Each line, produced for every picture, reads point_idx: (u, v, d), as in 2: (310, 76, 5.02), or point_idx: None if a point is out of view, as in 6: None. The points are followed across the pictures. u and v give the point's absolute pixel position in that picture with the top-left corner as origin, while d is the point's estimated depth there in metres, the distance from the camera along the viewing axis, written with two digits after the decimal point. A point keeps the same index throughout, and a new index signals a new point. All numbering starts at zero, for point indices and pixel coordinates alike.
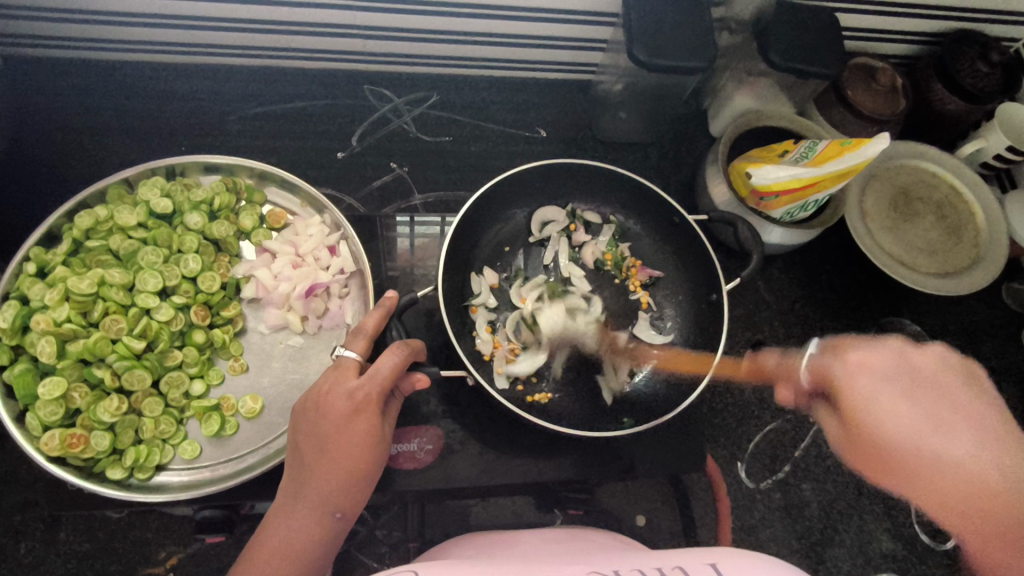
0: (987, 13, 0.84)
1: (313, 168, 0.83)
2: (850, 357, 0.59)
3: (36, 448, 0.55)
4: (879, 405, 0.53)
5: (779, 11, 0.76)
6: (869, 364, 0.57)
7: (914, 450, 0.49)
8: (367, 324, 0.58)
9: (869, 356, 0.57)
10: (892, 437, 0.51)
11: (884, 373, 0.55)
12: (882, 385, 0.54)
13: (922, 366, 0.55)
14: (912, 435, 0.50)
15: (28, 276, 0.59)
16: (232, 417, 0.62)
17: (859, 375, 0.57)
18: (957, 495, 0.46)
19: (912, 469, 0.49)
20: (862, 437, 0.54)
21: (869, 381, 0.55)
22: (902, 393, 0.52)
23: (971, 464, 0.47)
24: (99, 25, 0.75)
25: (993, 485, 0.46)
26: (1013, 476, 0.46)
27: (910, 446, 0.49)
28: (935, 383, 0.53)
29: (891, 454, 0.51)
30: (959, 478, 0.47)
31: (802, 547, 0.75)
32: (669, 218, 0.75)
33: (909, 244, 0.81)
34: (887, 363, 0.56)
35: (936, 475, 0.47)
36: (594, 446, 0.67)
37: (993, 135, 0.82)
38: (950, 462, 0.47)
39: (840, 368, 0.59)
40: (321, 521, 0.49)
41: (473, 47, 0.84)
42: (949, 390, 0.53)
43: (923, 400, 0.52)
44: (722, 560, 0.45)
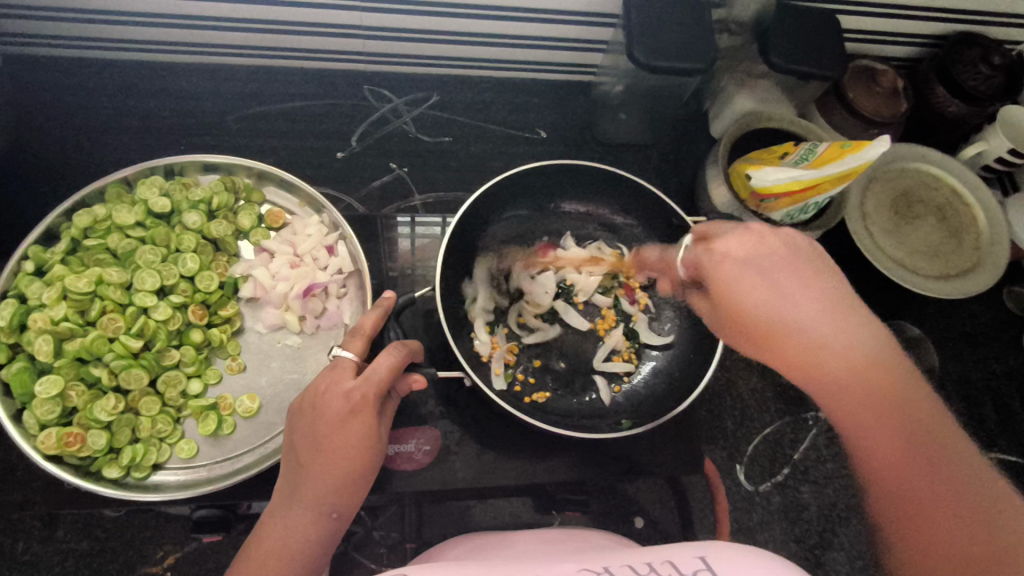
0: (990, 15, 0.83)
1: (313, 169, 0.83)
2: (715, 245, 0.50)
3: (33, 447, 0.55)
4: (746, 295, 0.47)
5: (781, 13, 0.76)
6: (727, 251, 0.49)
7: (788, 334, 0.45)
8: (365, 325, 0.57)
9: (725, 244, 0.49)
10: (770, 325, 0.46)
11: (750, 249, 0.48)
12: (742, 273, 0.48)
13: (775, 245, 0.49)
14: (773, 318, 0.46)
15: (26, 275, 0.59)
16: (229, 416, 0.62)
17: (728, 264, 0.48)
18: (819, 375, 0.44)
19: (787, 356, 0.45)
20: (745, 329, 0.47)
21: (730, 265, 0.48)
22: (763, 277, 0.47)
23: (828, 345, 0.44)
24: (97, 24, 0.75)
25: (855, 366, 0.43)
26: (859, 350, 0.44)
27: (786, 329, 0.45)
28: (791, 262, 0.48)
29: (768, 338, 0.46)
30: (823, 359, 0.44)
31: (800, 550, 0.75)
32: (667, 219, 0.74)
33: (910, 246, 0.81)
34: (750, 249, 0.48)
35: (807, 359, 0.44)
36: (593, 447, 0.67)
37: (994, 137, 0.82)
38: (811, 341, 0.44)
39: (709, 263, 0.50)
40: (316, 521, 0.49)
41: (473, 48, 0.84)
42: (801, 269, 0.47)
43: (789, 275, 0.47)
44: (711, 552, 0.44)
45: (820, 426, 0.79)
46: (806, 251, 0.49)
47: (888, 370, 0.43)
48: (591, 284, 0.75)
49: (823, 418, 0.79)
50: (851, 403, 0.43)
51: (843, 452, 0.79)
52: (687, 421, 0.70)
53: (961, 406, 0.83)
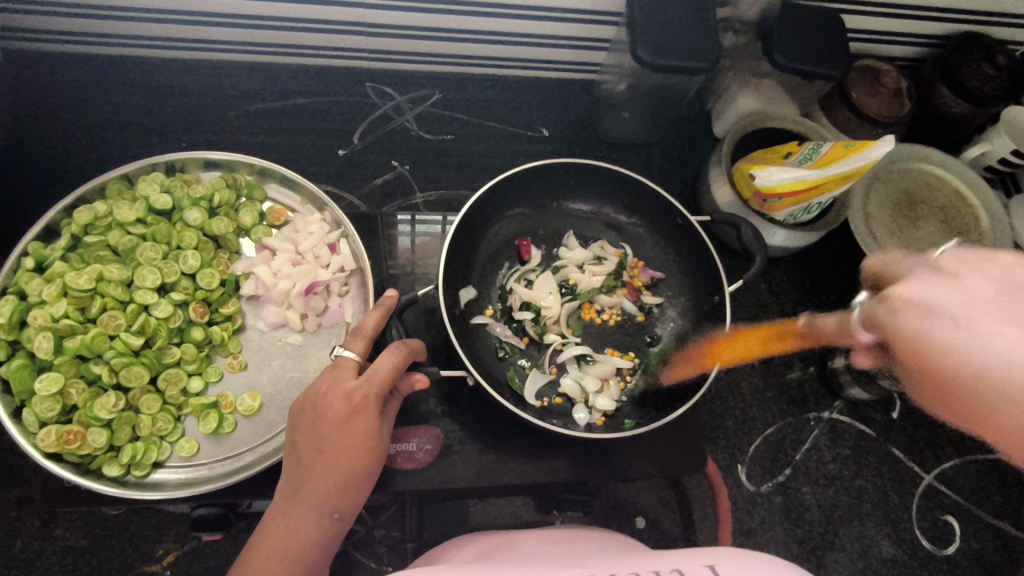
0: (994, 15, 0.83)
1: (314, 165, 0.82)
2: (898, 293, 0.45)
3: (33, 444, 0.54)
4: (926, 336, 0.41)
5: (784, 13, 0.75)
6: (914, 299, 0.43)
7: (974, 378, 0.39)
8: (366, 325, 0.57)
9: (913, 289, 0.44)
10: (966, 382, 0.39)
11: (951, 291, 0.41)
12: (932, 319, 0.41)
13: (975, 277, 0.40)
14: (988, 365, 0.38)
15: (26, 271, 0.59)
16: (230, 415, 0.62)
17: (909, 312, 0.43)
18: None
19: (977, 404, 0.39)
20: (933, 382, 0.42)
21: (917, 308, 0.43)
22: (956, 319, 0.40)
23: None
24: (97, 20, 0.75)
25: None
26: None
27: (975, 381, 0.39)
28: (985, 295, 0.40)
29: (972, 401, 0.39)
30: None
31: (802, 551, 0.75)
32: (670, 219, 0.75)
33: (913, 246, 0.80)
34: (947, 293, 0.41)
35: (1009, 413, 0.38)
36: (593, 447, 0.67)
37: (997, 138, 0.82)
38: (1006, 384, 0.37)
39: (892, 308, 0.45)
40: (319, 523, 0.49)
41: (476, 45, 0.84)
42: (1002, 301, 0.39)
43: (991, 313, 0.39)
44: (721, 561, 0.46)
45: (821, 426, 0.79)
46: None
47: None
48: (597, 283, 0.74)
49: (824, 418, 0.79)
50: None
51: (846, 454, 0.79)
52: (689, 422, 0.69)
53: None
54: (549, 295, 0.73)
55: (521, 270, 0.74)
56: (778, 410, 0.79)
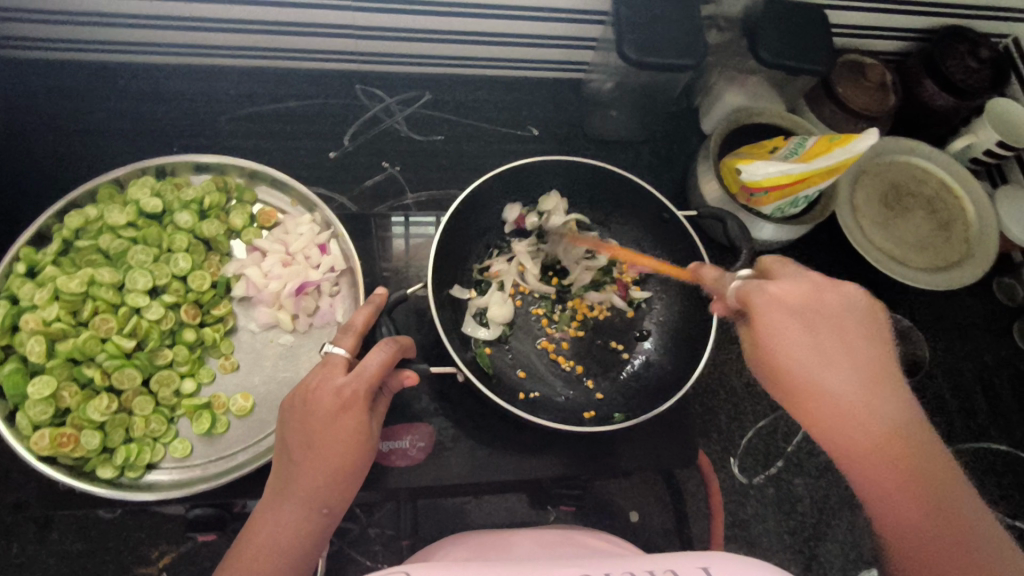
0: (978, 9, 0.84)
1: (305, 169, 0.83)
2: (769, 284, 0.50)
3: (27, 447, 0.55)
4: (778, 336, 0.48)
5: (768, 9, 0.76)
6: (785, 295, 0.49)
7: (807, 384, 0.47)
8: (356, 322, 0.58)
9: (787, 287, 0.49)
10: (793, 386, 0.47)
11: (800, 285, 0.49)
12: (787, 320, 0.48)
13: (832, 298, 0.49)
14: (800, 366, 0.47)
15: (18, 276, 0.59)
16: (223, 415, 0.62)
17: (779, 307, 0.49)
18: (855, 441, 0.45)
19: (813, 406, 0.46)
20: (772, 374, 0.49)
21: (772, 306, 0.49)
22: (805, 331, 0.48)
23: (863, 416, 0.45)
24: (84, 26, 0.75)
25: (877, 437, 0.45)
26: (880, 416, 0.45)
27: (805, 389, 0.47)
28: (841, 317, 0.49)
29: (800, 403, 0.47)
30: (852, 424, 0.45)
31: (794, 542, 0.76)
32: (658, 214, 0.75)
33: (899, 239, 0.81)
34: (797, 295, 0.49)
35: (831, 421, 0.46)
36: (585, 443, 0.67)
37: (982, 130, 0.84)
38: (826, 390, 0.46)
39: (763, 297, 0.49)
40: (308, 518, 0.49)
41: (465, 46, 0.85)
42: (848, 325, 0.48)
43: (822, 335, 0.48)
44: (716, 563, 0.45)
45: None
46: (864, 302, 0.50)
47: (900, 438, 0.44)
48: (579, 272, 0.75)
49: None
50: (865, 462, 0.45)
51: None
52: (680, 415, 0.70)
53: (953, 397, 0.82)
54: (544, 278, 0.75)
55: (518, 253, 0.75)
56: (769, 402, 0.80)
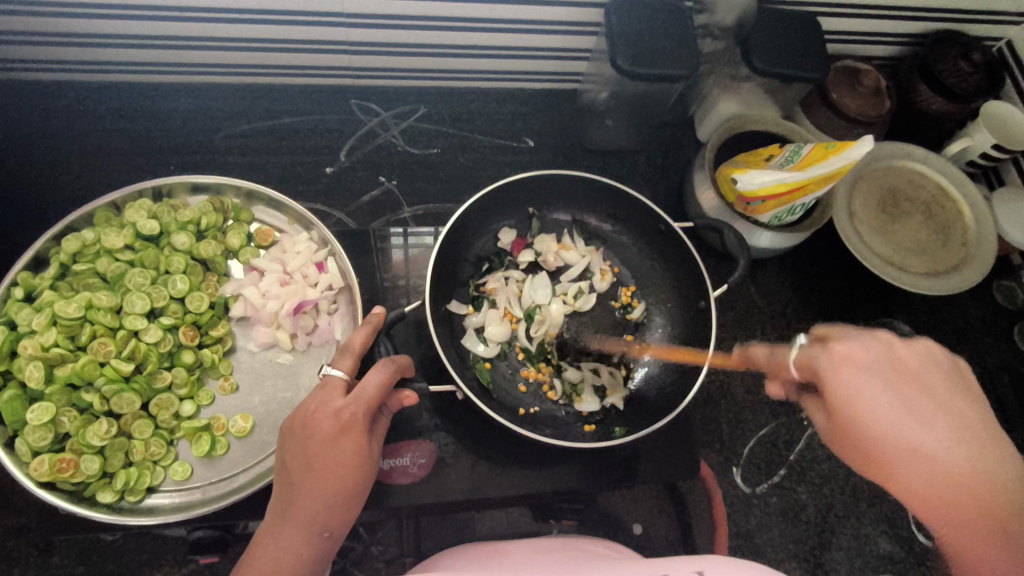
0: (970, 13, 0.84)
1: (301, 184, 0.83)
2: (835, 345, 0.54)
3: (26, 474, 0.55)
4: (858, 400, 0.51)
5: (760, 18, 0.76)
6: (852, 355, 0.53)
7: (902, 452, 0.48)
8: (353, 342, 0.58)
9: (849, 344, 0.54)
10: (878, 447, 0.49)
11: (872, 349, 0.53)
12: (863, 377, 0.52)
13: (908, 355, 0.53)
14: (893, 431, 0.49)
15: (16, 301, 0.59)
16: (222, 437, 0.62)
17: (847, 368, 0.53)
18: (943, 505, 0.46)
19: (894, 470, 0.48)
20: (852, 434, 0.51)
21: (849, 364, 0.53)
22: (885, 388, 0.51)
23: (972, 484, 0.46)
24: (76, 47, 0.75)
25: (987, 503, 0.45)
26: (992, 483, 0.46)
27: (892, 452, 0.48)
28: (919, 375, 0.52)
29: (882, 464, 0.49)
30: (954, 492, 0.46)
31: (799, 551, 0.75)
32: (654, 225, 0.75)
33: (897, 244, 0.81)
34: (869, 354, 0.53)
35: (921, 482, 0.47)
36: (587, 456, 0.67)
37: (978, 133, 0.83)
38: (926, 457, 0.47)
39: (830, 357, 0.54)
40: (308, 542, 0.48)
41: (460, 59, 0.85)
42: (929, 382, 0.52)
43: (907, 407, 0.50)
44: (710, 568, 0.46)
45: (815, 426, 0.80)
46: (944, 360, 0.54)
47: (999, 507, 0.45)
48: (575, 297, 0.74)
49: None
50: (965, 532, 0.45)
51: (840, 452, 0.79)
52: (681, 425, 0.70)
53: None
54: (539, 285, 0.74)
55: (512, 263, 0.75)
56: (769, 410, 0.80)
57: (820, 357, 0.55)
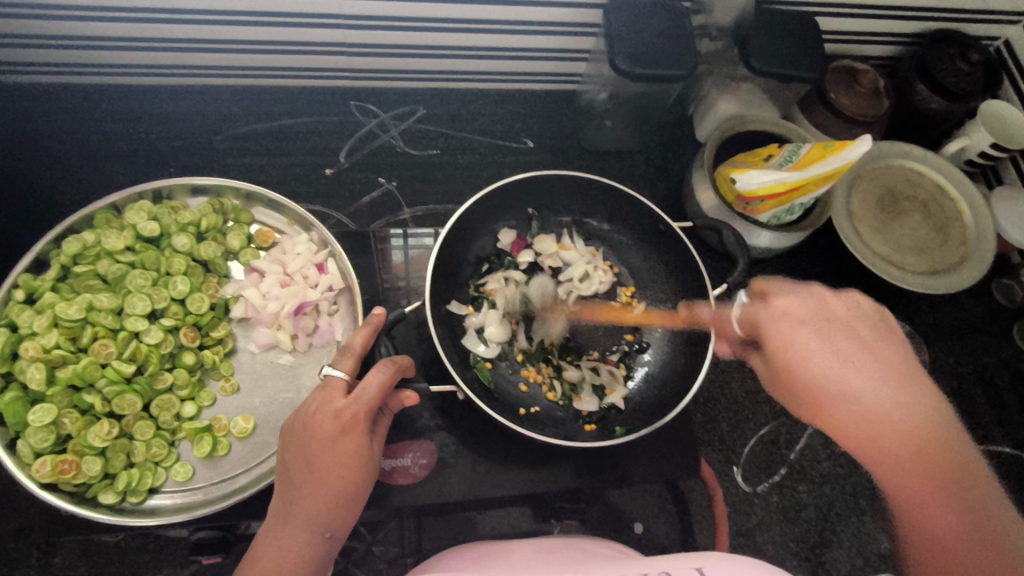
0: (967, 13, 0.84)
1: (301, 185, 0.83)
2: (772, 301, 0.58)
3: (28, 475, 0.55)
4: (800, 350, 0.55)
5: (758, 19, 0.76)
6: (790, 311, 0.57)
7: (834, 396, 0.52)
8: (353, 344, 0.58)
9: (786, 300, 0.58)
10: (815, 392, 0.53)
11: (806, 306, 0.57)
12: (797, 328, 0.56)
13: (839, 309, 0.57)
14: (829, 377, 0.53)
15: (17, 303, 0.60)
16: (223, 437, 0.62)
17: (789, 325, 0.56)
18: (874, 446, 0.50)
19: (828, 414, 0.52)
20: (791, 381, 0.55)
21: (786, 321, 0.56)
22: (819, 339, 0.55)
23: (897, 424, 0.50)
24: (76, 50, 0.75)
25: (899, 431, 0.49)
26: (911, 423, 0.50)
27: (824, 397, 0.52)
28: (851, 325, 0.56)
29: (816, 407, 0.53)
30: (873, 429, 0.50)
31: (800, 550, 0.75)
32: (654, 226, 0.75)
33: (896, 242, 0.81)
34: (803, 309, 0.57)
35: (850, 423, 0.51)
36: (587, 456, 0.67)
37: (976, 131, 0.84)
38: (857, 402, 0.51)
39: (770, 314, 0.58)
40: (310, 543, 0.49)
41: (458, 60, 0.85)
42: (862, 334, 0.55)
43: (844, 357, 0.53)
44: (709, 564, 0.46)
45: (815, 425, 0.80)
46: (871, 311, 0.57)
47: (919, 444, 0.49)
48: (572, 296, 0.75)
49: None
50: (896, 468, 0.49)
51: (840, 450, 0.79)
52: (682, 424, 0.70)
53: (957, 398, 0.82)
54: (540, 285, 0.75)
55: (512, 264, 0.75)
56: (770, 409, 0.80)
57: (755, 311, 0.58)
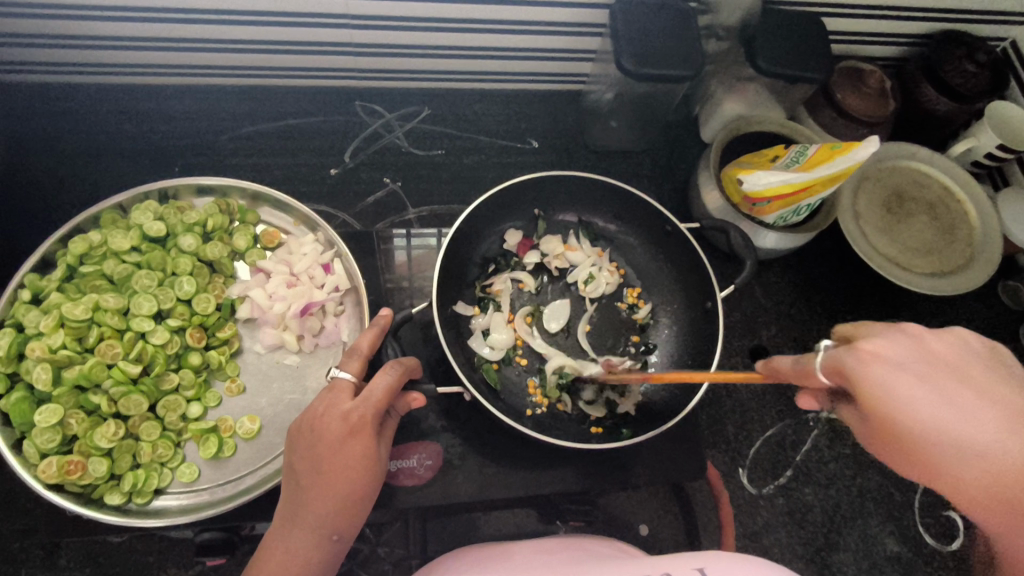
0: (974, 13, 0.84)
1: (307, 186, 0.83)
2: (861, 343, 0.44)
3: (34, 476, 0.55)
4: (895, 398, 0.42)
5: (765, 19, 0.76)
6: (882, 353, 0.43)
7: (946, 447, 0.41)
8: (361, 345, 0.57)
9: (878, 342, 0.44)
10: (913, 441, 0.42)
11: (907, 350, 0.43)
12: (896, 374, 0.42)
13: (940, 347, 0.44)
14: (940, 428, 0.41)
15: (23, 303, 0.59)
16: (229, 438, 0.62)
17: (883, 369, 0.43)
18: (1001, 498, 0.40)
19: (949, 472, 0.41)
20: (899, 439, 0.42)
21: (887, 367, 0.43)
22: (928, 385, 0.42)
23: (1020, 469, 0.40)
24: (81, 50, 0.75)
25: (1011, 480, 0.40)
26: None
27: (925, 448, 0.41)
28: (959, 366, 0.43)
29: (933, 468, 0.41)
30: (994, 479, 0.40)
31: (806, 552, 0.75)
32: (660, 226, 0.75)
33: (902, 244, 0.81)
34: (899, 350, 0.43)
35: (968, 475, 0.40)
36: (594, 458, 0.67)
37: (983, 134, 0.84)
38: (981, 455, 0.40)
39: (863, 360, 0.43)
40: (319, 545, 0.49)
41: (464, 60, 0.85)
42: (975, 374, 0.43)
43: (947, 394, 0.42)
44: (711, 564, 0.46)
45: (821, 427, 0.80)
46: (978, 345, 0.45)
47: None
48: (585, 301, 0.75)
49: (825, 419, 0.80)
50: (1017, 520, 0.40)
51: (846, 452, 0.79)
52: (689, 425, 0.70)
53: None
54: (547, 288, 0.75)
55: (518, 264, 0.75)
56: (776, 411, 0.80)
57: (843, 360, 0.44)
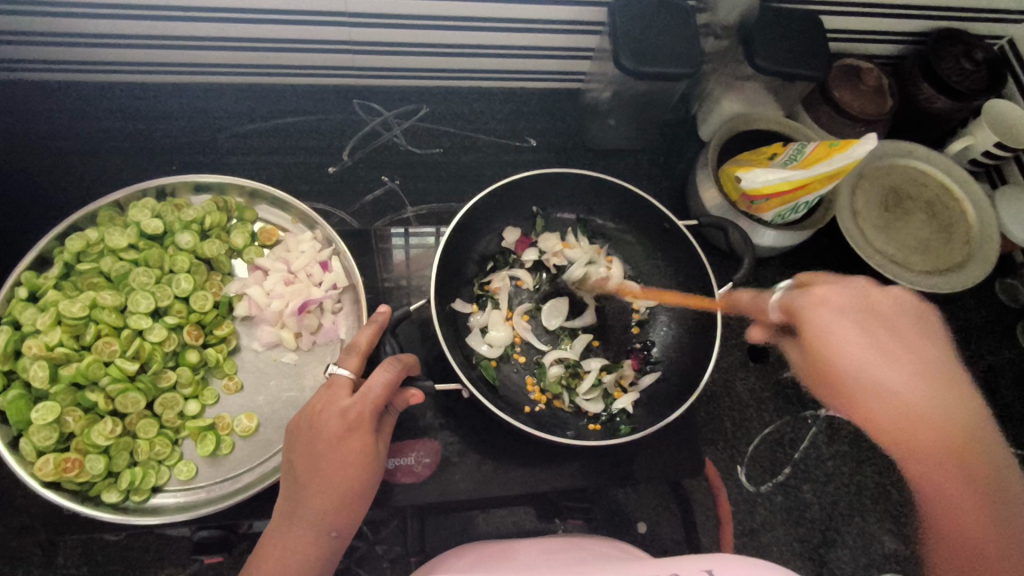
0: (971, 12, 0.84)
1: (305, 184, 0.83)
2: (813, 289, 0.58)
3: (31, 474, 0.55)
4: (833, 335, 0.55)
5: (763, 17, 0.76)
6: (829, 299, 0.57)
7: (866, 383, 0.53)
8: (358, 342, 0.57)
9: (826, 289, 0.58)
10: (836, 372, 0.54)
11: (853, 299, 0.56)
12: (835, 316, 0.56)
13: (883, 304, 0.57)
14: (859, 364, 0.53)
15: (19, 301, 0.59)
16: (227, 436, 0.62)
17: (826, 308, 0.56)
18: (913, 435, 0.50)
19: (855, 397, 0.53)
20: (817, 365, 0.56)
21: (831, 310, 0.56)
22: (858, 329, 0.55)
23: (920, 406, 0.51)
24: (80, 47, 0.75)
25: (917, 421, 0.50)
26: (938, 410, 0.51)
27: (853, 382, 0.53)
28: (891, 321, 0.56)
29: (847, 394, 0.54)
30: (899, 413, 0.51)
31: (804, 550, 0.75)
32: (658, 223, 0.75)
33: (900, 242, 0.81)
34: (843, 298, 0.57)
35: (879, 406, 0.52)
36: (592, 455, 0.67)
37: (980, 131, 0.84)
38: (887, 390, 0.52)
39: (811, 302, 0.57)
40: (317, 542, 0.48)
41: (463, 58, 0.85)
42: (901, 330, 0.55)
43: (884, 340, 0.54)
44: (719, 566, 0.46)
45: (819, 424, 0.80)
46: (910, 310, 0.57)
47: (954, 435, 0.50)
48: (584, 297, 0.74)
49: (823, 417, 0.80)
50: (919, 453, 0.50)
51: (844, 450, 0.79)
52: (688, 423, 0.70)
53: None
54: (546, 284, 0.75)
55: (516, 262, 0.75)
56: (774, 409, 0.80)
57: (791, 297, 0.59)
